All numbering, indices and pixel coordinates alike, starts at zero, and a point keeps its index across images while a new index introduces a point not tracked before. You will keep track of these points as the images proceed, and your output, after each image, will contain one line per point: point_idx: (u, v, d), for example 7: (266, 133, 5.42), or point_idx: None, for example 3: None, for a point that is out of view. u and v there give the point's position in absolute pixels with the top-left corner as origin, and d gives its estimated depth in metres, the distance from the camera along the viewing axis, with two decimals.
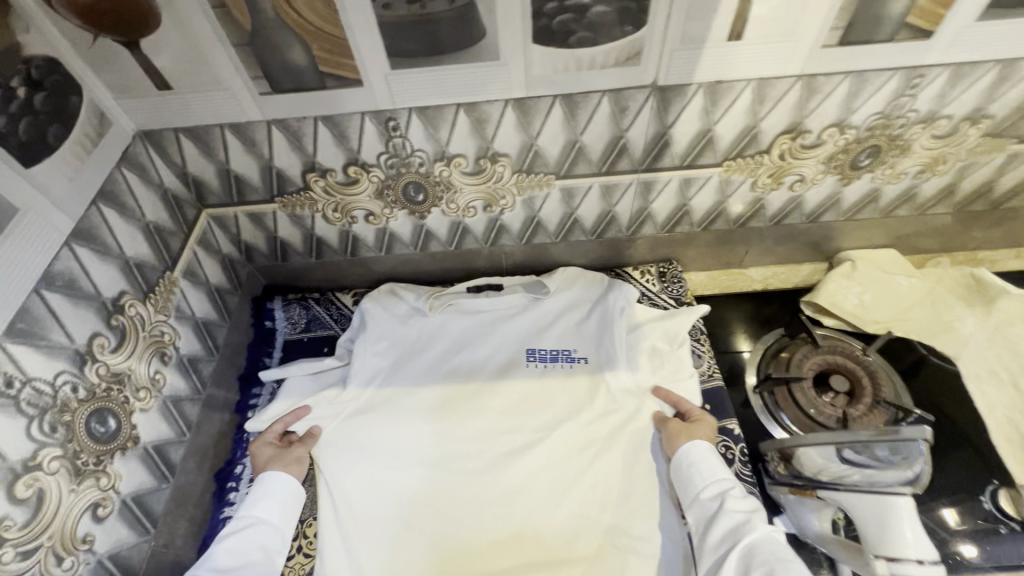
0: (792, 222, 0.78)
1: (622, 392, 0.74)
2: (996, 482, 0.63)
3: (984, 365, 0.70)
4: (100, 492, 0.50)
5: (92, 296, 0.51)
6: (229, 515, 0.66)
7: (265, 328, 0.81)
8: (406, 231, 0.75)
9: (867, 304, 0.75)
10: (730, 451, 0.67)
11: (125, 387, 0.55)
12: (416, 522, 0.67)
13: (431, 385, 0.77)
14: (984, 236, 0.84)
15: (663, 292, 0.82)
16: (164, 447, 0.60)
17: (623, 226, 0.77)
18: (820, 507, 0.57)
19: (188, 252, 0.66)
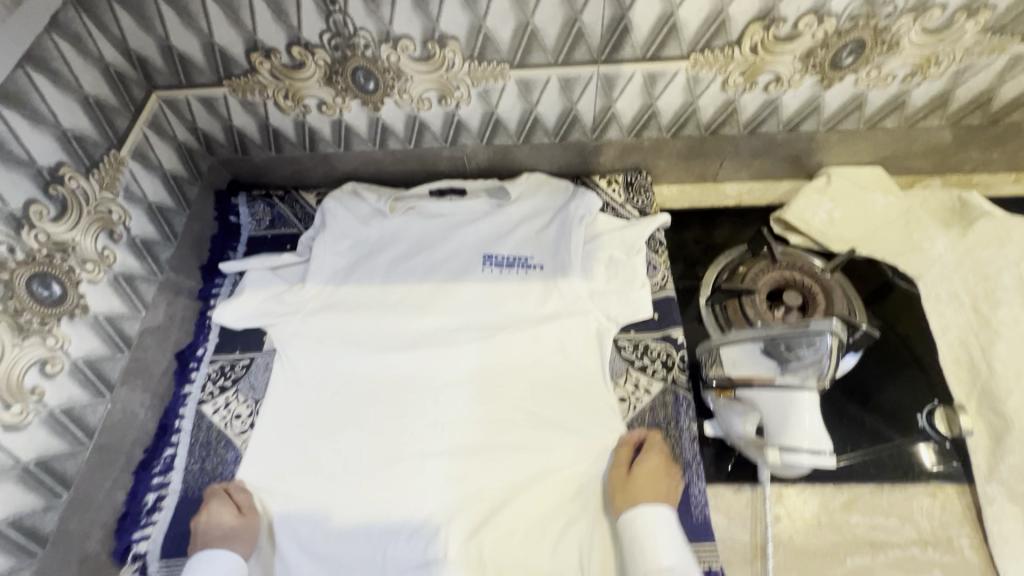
0: (769, 130, 0.73)
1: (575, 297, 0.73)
2: (936, 402, 0.63)
3: (946, 287, 0.67)
4: (47, 351, 0.54)
5: (25, 162, 0.52)
6: (189, 391, 0.71)
7: (229, 224, 0.82)
8: (362, 125, 0.73)
9: (836, 221, 0.72)
10: (671, 358, 0.68)
11: (70, 258, 0.56)
12: (356, 409, 0.69)
13: (386, 283, 0.78)
14: (981, 156, 0.78)
15: (629, 203, 0.80)
16: (118, 320, 0.63)
17: (587, 128, 0.73)
18: (748, 412, 0.56)
19: (136, 132, 0.66)
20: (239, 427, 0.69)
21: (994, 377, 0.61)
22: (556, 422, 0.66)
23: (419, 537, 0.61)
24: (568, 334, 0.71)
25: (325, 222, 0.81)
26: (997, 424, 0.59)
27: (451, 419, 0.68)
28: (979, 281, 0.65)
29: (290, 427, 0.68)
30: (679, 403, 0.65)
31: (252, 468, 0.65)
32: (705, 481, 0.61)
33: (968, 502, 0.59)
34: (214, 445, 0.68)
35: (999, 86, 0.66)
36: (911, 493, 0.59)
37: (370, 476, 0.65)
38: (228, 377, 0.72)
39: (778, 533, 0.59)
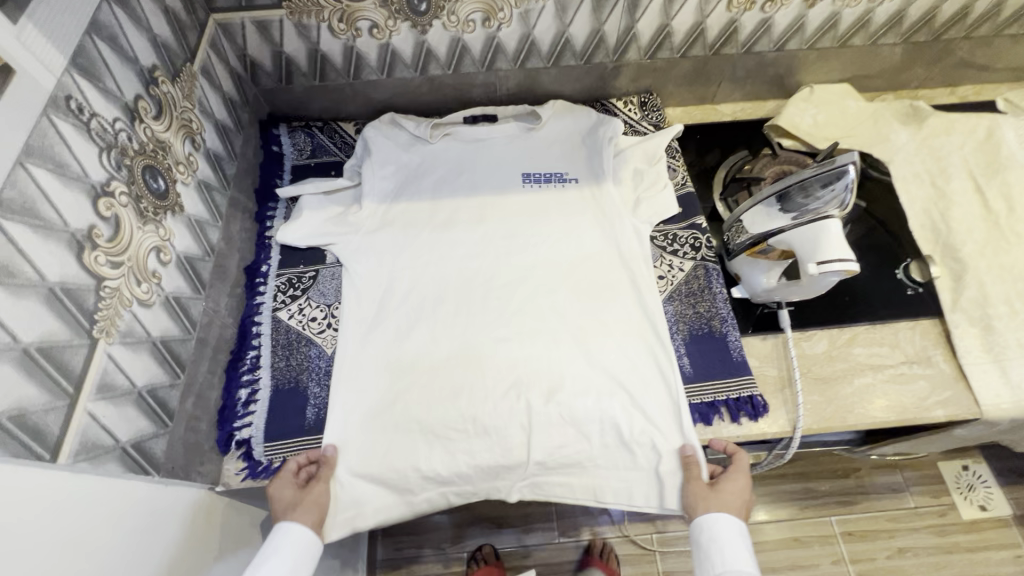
0: (761, 49, 0.86)
1: (610, 199, 0.83)
2: (908, 258, 0.79)
3: (910, 169, 0.81)
4: (160, 240, 0.57)
5: (132, 59, 0.55)
6: (262, 302, 0.75)
7: (273, 152, 0.86)
8: (408, 49, 0.79)
9: (820, 123, 0.85)
10: (698, 241, 0.79)
11: (168, 157, 0.60)
12: (428, 307, 0.75)
13: (438, 199, 0.84)
14: (924, 72, 0.94)
15: (644, 119, 0.90)
16: (203, 224, 0.66)
17: (610, 50, 0.83)
18: (772, 266, 0.69)
19: (203, 50, 0.69)
20: (317, 329, 0.74)
21: (952, 233, 0.76)
22: (609, 305, 0.75)
23: (504, 403, 0.68)
24: (607, 234, 0.80)
25: (369, 148, 0.85)
26: (955, 268, 0.75)
27: (518, 309, 0.75)
28: (935, 162, 0.81)
29: (370, 325, 0.73)
30: (709, 275, 0.76)
31: (338, 359, 0.70)
32: (738, 333, 0.73)
33: (939, 330, 0.74)
34: (296, 344, 0.72)
35: (941, 4, 0.82)
36: (896, 328, 0.74)
37: (452, 359, 0.71)
38: (298, 287, 0.77)
39: (799, 367, 0.72)
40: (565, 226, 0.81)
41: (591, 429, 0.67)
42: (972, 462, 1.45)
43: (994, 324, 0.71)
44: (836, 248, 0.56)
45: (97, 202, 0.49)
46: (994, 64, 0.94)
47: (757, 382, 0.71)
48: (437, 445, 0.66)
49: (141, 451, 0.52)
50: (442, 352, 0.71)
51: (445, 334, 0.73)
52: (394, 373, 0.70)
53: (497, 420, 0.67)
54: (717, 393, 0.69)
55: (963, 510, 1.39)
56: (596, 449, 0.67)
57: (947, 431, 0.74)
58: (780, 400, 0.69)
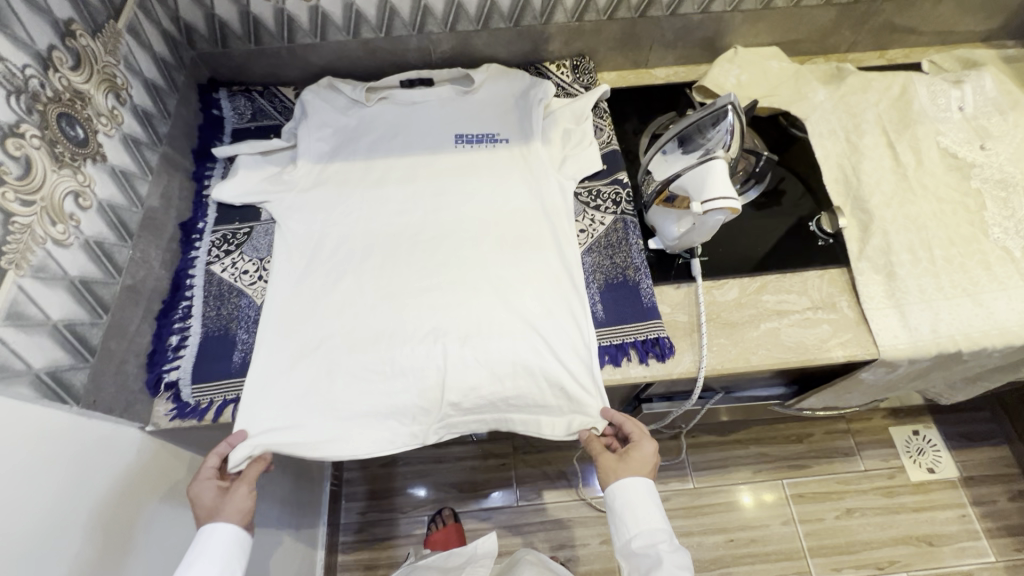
0: (686, 11, 0.88)
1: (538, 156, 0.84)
2: (820, 211, 0.83)
3: (827, 126, 0.84)
4: (78, 185, 0.60)
5: (45, 11, 0.58)
6: (196, 255, 0.78)
7: (212, 116, 0.88)
8: (338, 11, 0.82)
9: (743, 84, 0.88)
10: (619, 196, 0.82)
11: (88, 108, 0.63)
12: (356, 259, 0.77)
13: (372, 159, 0.85)
14: (852, 35, 0.97)
15: (576, 82, 0.93)
16: (130, 176, 0.69)
17: (537, 12, 0.86)
18: (680, 215, 0.69)
19: (129, 9, 0.71)
20: (248, 281, 0.76)
21: (861, 186, 0.79)
22: (532, 254, 0.77)
23: (422, 347, 0.71)
24: (535, 187, 0.82)
25: (306, 111, 0.87)
26: (864, 218, 0.78)
27: (443, 259, 0.77)
28: (850, 118, 0.84)
29: (299, 275, 0.75)
30: (627, 228, 0.79)
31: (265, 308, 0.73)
32: (651, 281, 0.76)
33: (846, 278, 0.77)
34: (228, 295, 0.75)
35: None
36: (805, 276, 0.77)
37: (376, 307, 0.73)
38: (232, 242, 0.79)
39: (708, 313, 0.75)
40: (490, 181, 0.83)
41: (507, 372, 0.69)
42: (922, 427, 1.45)
43: (897, 271, 0.74)
44: (717, 189, 0.60)
45: (5, 142, 0.52)
46: (918, 28, 0.96)
47: (668, 327, 0.74)
48: (357, 387, 0.69)
49: (57, 380, 0.56)
50: (366, 302, 0.74)
51: (371, 284, 0.75)
52: (320, 321, 0.72)
53: (415, 363, 0.70)
54: (627, 335, 0.72)
55: (912, 473, 1.40)
56: (512, 390, 0.70)
57: (854, 376, 0.77)
58: (688, 342, 0.73)
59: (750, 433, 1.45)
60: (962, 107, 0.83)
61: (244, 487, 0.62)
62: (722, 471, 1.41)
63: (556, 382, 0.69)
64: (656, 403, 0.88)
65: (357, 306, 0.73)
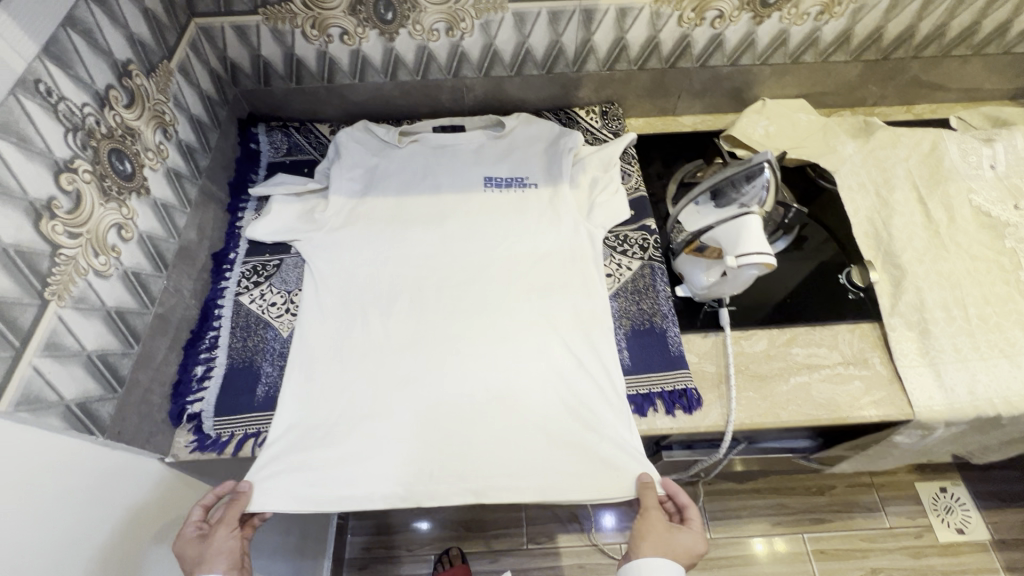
0: (715, 63, 0.90)
1: (568, 198, 0.85)
2: (850, 264, 0.81)
3: (857, 179, 0.84)
4: (122, 218, 0.62)
5: (106, 52, 0.60)
6: (226, 286, 0.79)
7: (250, 149, 0.91)
8: (377, 55, 0.85)
9: (772, 134, 0.89)
10: (647, 241, 0.82)
11: (137, 143, 0.65)
12: (388, 300, 0.77)
13: (399, 197, 0.87)
14: (879, 90, 0.98)
15: (604, 127, 0.94)
16: (170, 208, 0.71)
17: (569, 60, 0.88)
18: (709, 265, 0.71)
19: (181, 49, 0.75)
20: (275, 313, 0.77)
21: (892, 240, 0.78)
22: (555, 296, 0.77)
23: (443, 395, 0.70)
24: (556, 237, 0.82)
25: (340, 151, 0.89)
26: (895, 273, 0.77)
27: (471, 305, 0.77)
28: (879, 172, 0.84)
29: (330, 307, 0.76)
30: (654, 274, 0.79)
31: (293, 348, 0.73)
32: (679, 330, 0.75)
33: (878, 334, 0.75)
34: (254, 327, 0.76)
35: (886, 23, 0.85)
36: (836, 330, 0.76)
37: (401, 348, 0.74)
38: (262, 274, 0.80)
39: (737, 364, 0.74)
40: (519, 223, 0.84)
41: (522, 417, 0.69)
42: (949, 484, 1.40)
43: (931, 329, 0.73)
44: (753, 242, 0.59)
45: (59, 176, 0.53)
46: (945, 84, 0.97)
47: (695, 377, 0.73)
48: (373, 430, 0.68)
49: (86, 411, 0.56)
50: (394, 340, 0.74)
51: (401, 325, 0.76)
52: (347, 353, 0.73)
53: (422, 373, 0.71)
54: (653, 385, 0.71)
55: (938, 533, 1.34)
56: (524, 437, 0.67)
57: (887, 436, 0.74)
58: (715, 394, 0.71)
59: (769, 482, 1.40)
60: (994, 165, 0.83)
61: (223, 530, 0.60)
62: (739, 522, 1.37)
63: (581, 421, 0.68)
64: (675, 451, 0.85)
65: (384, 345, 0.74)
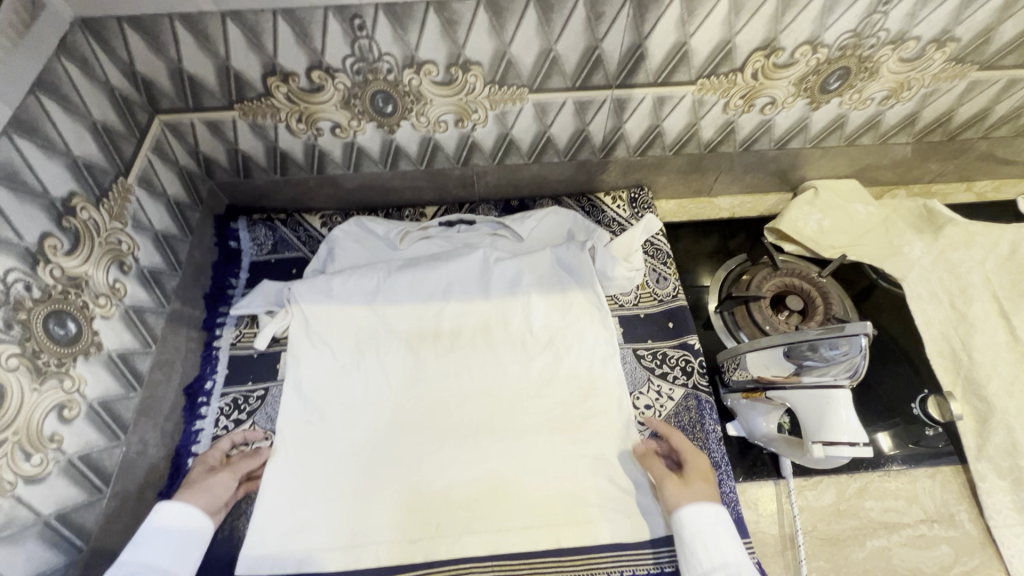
0: (761, 147, 0.79)
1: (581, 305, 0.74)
2: (926, 391, 0.70)
3: (926, 287, 0.75)
4: (65, 394, 0.50)
5: (39, 194, 0.49)
6: (202, 428, 0.66)
7: (230, 249, 0.79)
8: (375, 147, 0.73)
9: (825, 231, 0.78)
10: (690, 364, 0.71)
11: (84, 292, 0.53)
12: (423, 396, 0.69)
13: (413, 307, 0.74)
14: (939, 168, 0.87)
15: (633, 217, 0.83)
16: (129, 356, 0.59)
17: (596, 147, 0.77)
18: (770, 410, 0.61)
19: (141, 158, 0.63)
20: (260, 462, 0.65)
21: (974, 367, 0.68)
22: (580, 363, 0.70)
23: (403, 513, 0.61)
24: (594, 351, 0.71)
25: (333, 253, 0.78)
26: (981, 408, 0.66)
27: (514, 416, 0.68)
28: (953, 280, 0.74)
29: (321, 393, 0.68)
30: (702, 409, 0.68)
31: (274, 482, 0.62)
32: (734, 480, 0.64)
33: (963, 480, 0.65)
34: (235, 481, 0.63)
35: (958, 107, 0.74)
36: (914, 477, 0.65)
37: (459, 490, 0.63)
38: (244, 410, 0.68)
39: (803, 524, 0.63)
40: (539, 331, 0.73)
41: (462, 498, 0.62)
42: None
43: None
44: (844, 430, 0.50)
45: None
46: (1012, 160, 0.87)
47: (755, 542, 0.62)
48: (314, 418, 0.66)
49: None
50: (417, 462, 0.64)
51: (419, 419, 0.67)
52: (372, 454, 0.65)
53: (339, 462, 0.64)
54: None
55: None
56: (428, 515, 0.61)
57: None
58: (780, 565, 0.61)
59: None
60: None
61: (229, 475, 0.60)
62: None
63: (493, 481, 0.63)
64: None
65: (415, 497, 0.62)
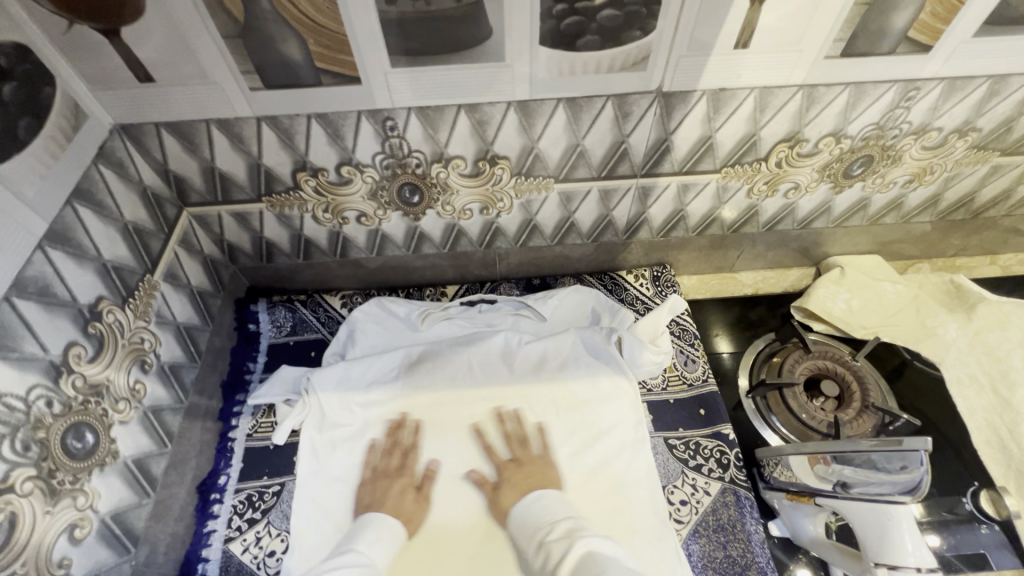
0: (784, 227, 0.79)
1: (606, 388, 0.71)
2: (977, 484, 0.66)
3: (965, 370, 0.73)
4: (78, 512, 0.48)
5: (67, 303, 0.48)
6: (214, 530, 0.62)
7: (248, 332, 0.78)
8: (399, 233, 0.73)
9: (854, 310, 0.78)
10: (726, 456, 0.68)
11: (104, 399, 0.51)
12: (441, 488, 0.65)
13: (437, 392, 0.71)
14: (962, 244, 0.87)
15: (657, 296, 0.82)
16: (145, 461, 0.57)
17: (619, 230, 0.77)
18: (816, 513, 0.57)
19: (168, 254, 0.63)
20: (273, 567, 0.61)
21: None
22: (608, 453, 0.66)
23: None
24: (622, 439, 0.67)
25: (354, 334, 0.76)
26: None
27: None
28: (993, 363, 0.73)
29: (328, 488, 0.64)
30: (742, 508, 0.64)
31: None
32: None
33: None
34: None
35: (981, 188, 0.75)
36: None
37: None
38: (258, 508, 0.64)
39: None
40: (567, 417, 0.69)
41: None
42: None
43: None
44: (909, 553, 0.46)
45: None
46: None
47: None
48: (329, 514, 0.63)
49: None
50: (428, 564, 0.60)
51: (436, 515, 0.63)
52: None
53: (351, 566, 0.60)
54: None
55: None
56: None
57: None
58: None
59: None
60: None
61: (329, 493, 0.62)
62: None
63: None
64: None
65: None
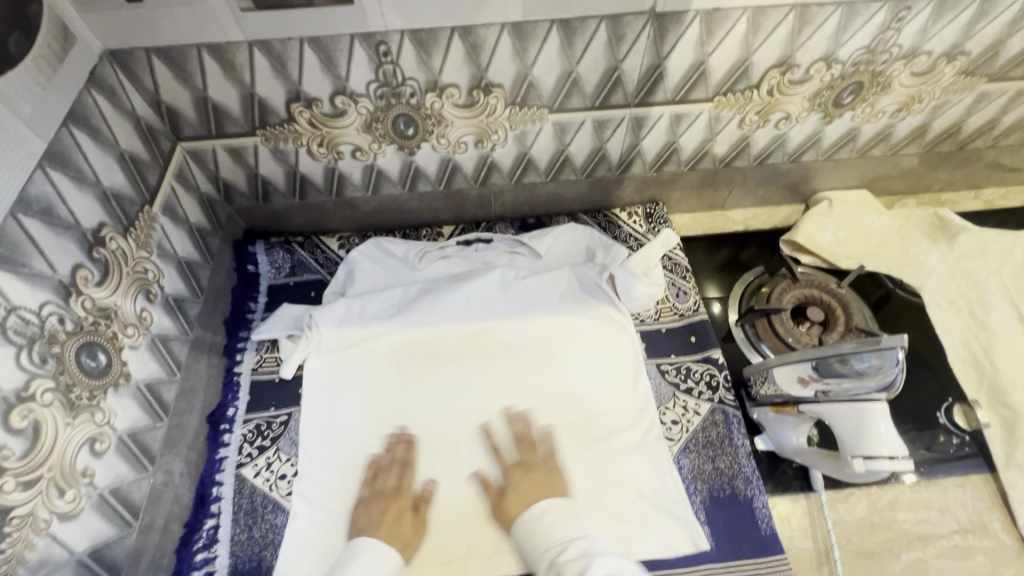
0: (775, 161, 0.80)
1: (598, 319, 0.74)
2: (951, 400, 0.70)
3: (945, 294, 0.76)
4: (97, 427, 0.50)
5: (70, 226, 0.48)
6: (225, 456, 0.64)
7: (248, 273, 0.78)
8: (395, 169, 0.73)
9: (841, 241, 0.80)
10: (715, 379, 0.71)
11: (113, 322, 0.53)
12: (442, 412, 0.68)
13: (436, 325, 0.73)
14: (948, 177, 0.88)
15: (650, 232, 0.84)
16: (156, 386, 0.59)
17: (613, 164, 0.77)
18: (799, 424, 0.61)
19: (166, 187, 0.63)
20: (286, 488, 0.62)
21: (998, 374, 0.69)
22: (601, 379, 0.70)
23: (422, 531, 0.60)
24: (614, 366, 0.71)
25: (353, 274, 0.77)
26: (1007, 416, 0.67)
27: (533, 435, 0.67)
28: (971, 288, 0.76)
29: (334, 416, 0.67)
30: (731, 425, 0.67)
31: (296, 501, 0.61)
32: (766, 495, 0.64)
33: (993, 488, 0.65)
34: (261, 510, 0.61)
35: (967, 117, 0.76)
36: (946, 487, 0.65)
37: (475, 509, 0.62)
38: (267, 436, 0.66)
39: (837, 537, 0.62)
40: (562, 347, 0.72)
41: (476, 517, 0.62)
42: None
43: None
44: (884, 444, 0.51)
45: (9, 414, 0.41)
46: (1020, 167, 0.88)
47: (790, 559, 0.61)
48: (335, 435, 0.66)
49: None
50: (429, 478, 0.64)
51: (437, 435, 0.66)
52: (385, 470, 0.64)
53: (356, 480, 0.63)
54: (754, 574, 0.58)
55: None
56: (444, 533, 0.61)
57: None
58: None
59: None
60: None
61: None
62: None
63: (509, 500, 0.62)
64: None
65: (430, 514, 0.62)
